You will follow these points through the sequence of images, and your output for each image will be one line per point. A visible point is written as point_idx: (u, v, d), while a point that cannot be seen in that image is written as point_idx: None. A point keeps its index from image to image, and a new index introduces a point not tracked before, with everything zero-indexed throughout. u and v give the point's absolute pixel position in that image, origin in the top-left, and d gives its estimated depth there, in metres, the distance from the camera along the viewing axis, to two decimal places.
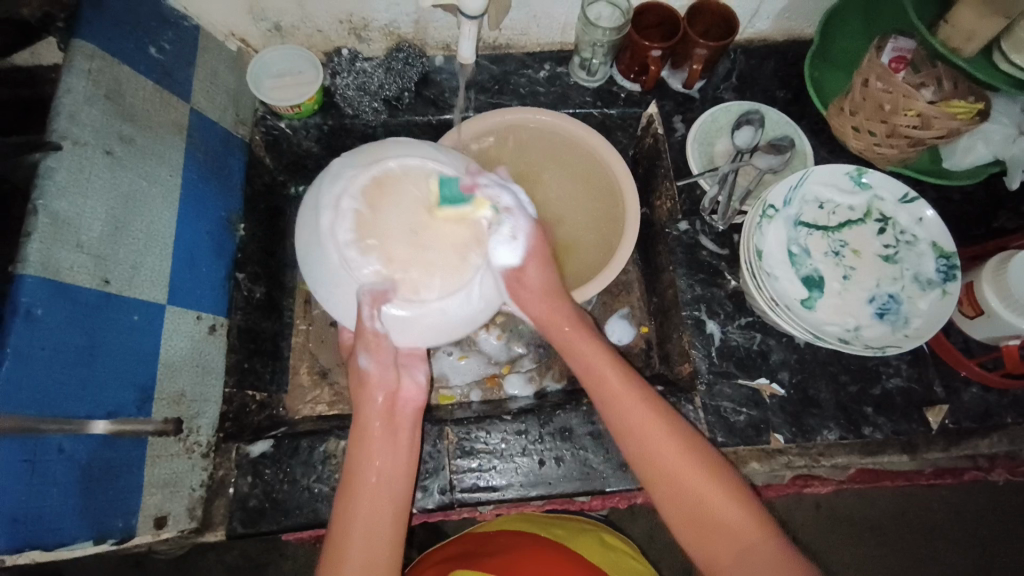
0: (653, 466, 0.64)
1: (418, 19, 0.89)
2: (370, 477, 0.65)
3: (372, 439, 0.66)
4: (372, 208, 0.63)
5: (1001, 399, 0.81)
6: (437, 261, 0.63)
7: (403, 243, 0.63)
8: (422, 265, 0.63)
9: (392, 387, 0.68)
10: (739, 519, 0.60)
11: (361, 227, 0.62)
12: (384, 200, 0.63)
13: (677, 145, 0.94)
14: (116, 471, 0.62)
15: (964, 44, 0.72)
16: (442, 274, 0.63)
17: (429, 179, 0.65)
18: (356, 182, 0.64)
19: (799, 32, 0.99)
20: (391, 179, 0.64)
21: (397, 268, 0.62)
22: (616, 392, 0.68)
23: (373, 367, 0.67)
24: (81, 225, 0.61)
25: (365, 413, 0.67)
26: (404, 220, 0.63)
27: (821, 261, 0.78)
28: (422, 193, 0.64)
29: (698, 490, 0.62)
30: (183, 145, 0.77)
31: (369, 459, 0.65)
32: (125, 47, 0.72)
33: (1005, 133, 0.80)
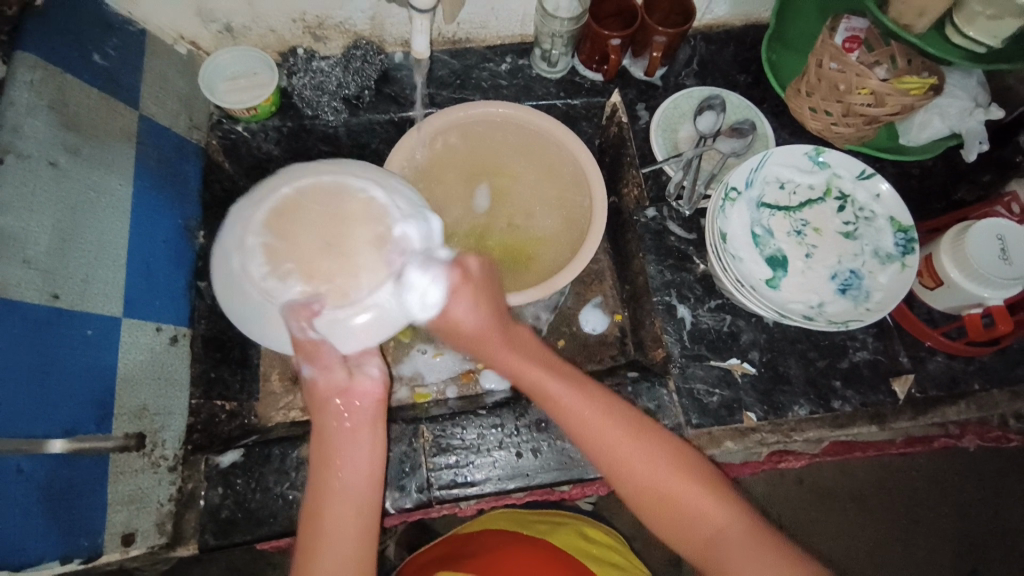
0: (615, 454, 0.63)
1: (374, 15, 0.88)
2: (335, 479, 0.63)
3: (334, 439, 0.64)
4: (280, 235, 0.58)
5: (966, 367, 0.83)
6: (360, 261, 0.58)
7: (322, 258, 0.58)
8: (347, 268, 0.58)
9: (344, 387, 0.64)
10: (704, 503, 0.60)
11: (274, 257, 0.58)
12: (286, 223, 0.58)
13: (641, 133, 0.94)
14: (80, 490, 0.60)
15: (915, 20, 0.73)
16: (369, 268, 0.59)
17: (327, 185, 0.61)
18: (253, 215, 0.59)
19: (755, 16, 0.99)
20: (286, 201, 0.59)
21: (322, 281, 0.57)
22: (563, 400, 0.66)
23: (316, 373, 0.64)
24: (27, 240, 0.59)
25: (324, 416, 0.65)
26: (316, 235, 0.59)
27: (784, 240, 0.79)
28: (324, 202, 0.60)
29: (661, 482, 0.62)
30: (134, 153, 0.75)
31: (329, 458, 0.63)
32: (67, 54, 0.70)
33: (961, 106, 0.82)
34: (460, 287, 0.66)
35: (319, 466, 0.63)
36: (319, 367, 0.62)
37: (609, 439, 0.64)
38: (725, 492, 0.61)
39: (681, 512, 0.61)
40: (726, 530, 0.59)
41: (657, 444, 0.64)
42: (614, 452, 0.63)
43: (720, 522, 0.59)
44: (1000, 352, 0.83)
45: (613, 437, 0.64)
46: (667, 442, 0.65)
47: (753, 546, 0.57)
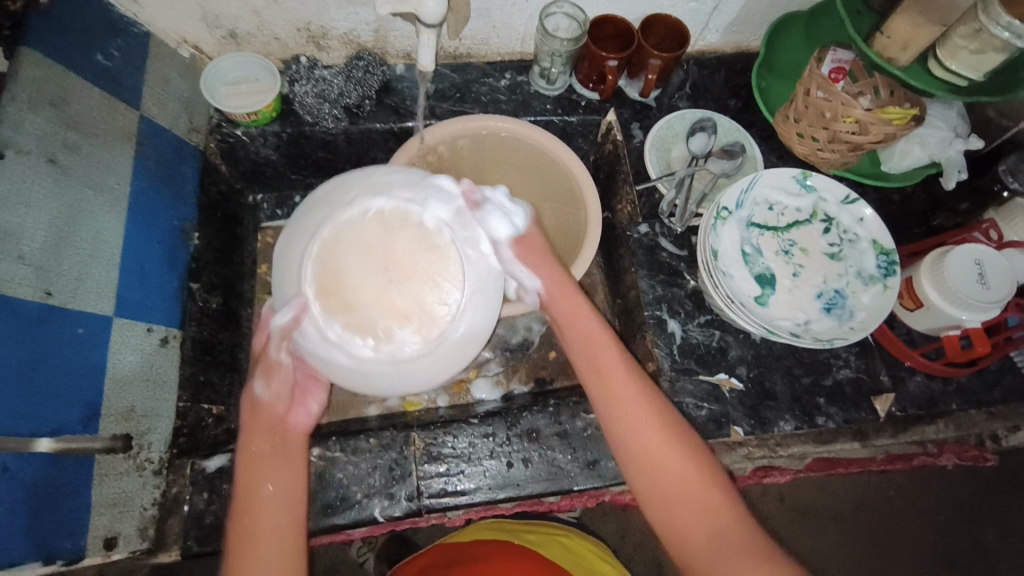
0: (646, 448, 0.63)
1: (377, 28, 0.89)
2: (265, 489, 0.62)
3: (261, 463, 0.63)
4: (347, 310, 0.59)
5: (945, 388, 0.85)
6: (424, 266, 0.60)
7: (391, 297, 0.59)
8: (421, 280, 0.60)
9: (281, 415, 0.67)
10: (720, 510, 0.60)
11: (361, 327, 0.59)
12: (343, 297, 0.59)
13: (635, 151, 0.96)
14: (63, 490, 0.59)
15: (899, 53, 0.77)
16: (436, 265, 0.60)
17: (339, 234, 0.60)
18: (309, 315, 0.60)
19: (746, 44, 1.03)
20: (321, 277, 0.59)
21: (416, 310, 0.60)
22: (623, 381, 0.67)
23: (268, 392, 0.66)
24: (23, 236, 0.59)
25: (250, 439, 0.64)
26: (373, 284, 0.59)
27: (772, 259, 0.81)
28: (349, 249, 0.60)
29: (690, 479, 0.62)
30: (132, 152, 0.75)
31: (253, 481, 0.63)
32: (71, 52, 0.70)
33: (941, 135, 0.87)
34: (529, 249, 0.69)
35: (247, 482, 0.63)
36: (274, 386, 0.66)
37: (666, 457, 0.63)
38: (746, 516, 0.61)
39: (704, 514, 0.60)
40: (735, 545, 0.58)
41: (706, 465, 0.63)
42: (659, 468, 0.62)
43: (733, 538, 0.58)
44: (977, 373, 0.86)
45: (663, 456, 0.63)
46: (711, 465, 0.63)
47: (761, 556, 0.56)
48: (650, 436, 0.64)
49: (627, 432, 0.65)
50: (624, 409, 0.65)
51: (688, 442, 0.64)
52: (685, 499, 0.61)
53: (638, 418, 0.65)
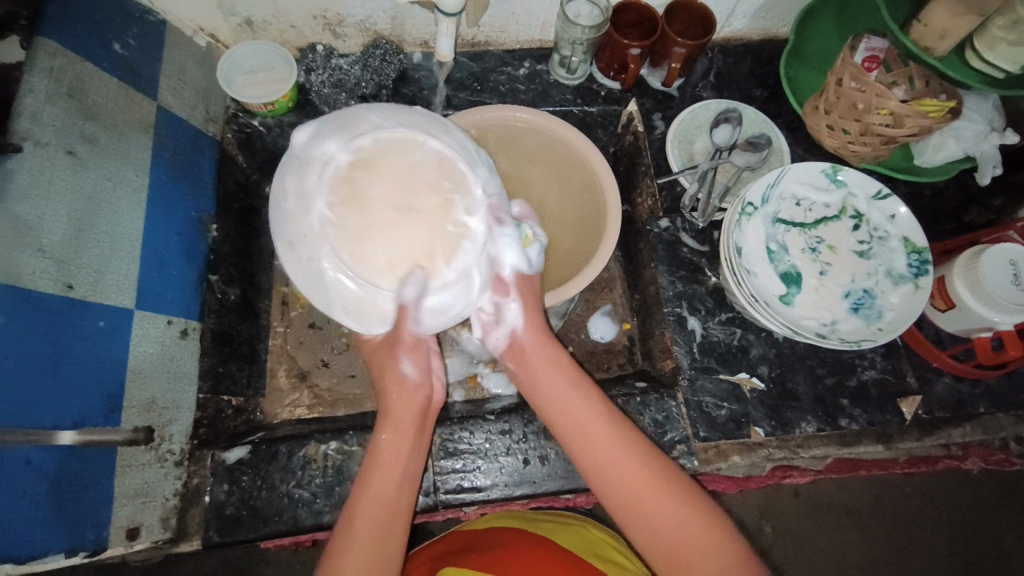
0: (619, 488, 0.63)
1: (395, 15, 0.87)
2: (391, 476, 0.63)
3: (407, 434, 0.65)
4: (429, 256, 0.56)
5: (974, 390, 0.83)
6: (395, 168, 0.56)
7: (415, 210, 0.55)
8: (415, 174, 0.56)
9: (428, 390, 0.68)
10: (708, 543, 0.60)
11: (446, 243, 0.56)
12: (419, 257, 0.56)
13: (657, 143, 0.94)
14: (87, 483, 0.60)
15: (937, 42, 0.73)
16: (400, 156, 0.56)
17: (339, 244, 0.55)
18: (426, 291, 0.57)
19: (774, 31, 1.00)
20: (383, 272, 0.55)
21: (440, 191, 0.56)
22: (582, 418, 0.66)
23: (413, 370, 0.66)
24: (42, 229, 0.59)
25: (402, 407, 0.66)
26: (404, 227, 0.55)
27: (798, 257, 0.79)
28: (362, 239, 0.55)
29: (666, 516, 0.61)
30: (150, 144, 0.74)
31: (402, 452, 0.65)
32: (89, 43, 0.69)
33: (977, 129, 0.82)
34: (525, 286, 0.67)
35: (392, 456, 0.64)
36: (421, 363, 0.66)
37: (632, 481, 0.63)
38: (717, 522, 0.62)
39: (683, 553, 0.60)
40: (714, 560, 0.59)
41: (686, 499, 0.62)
42: (640, 508, 0.62)
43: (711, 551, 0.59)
44: (1007, 376, 0.84)
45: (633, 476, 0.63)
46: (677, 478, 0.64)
47: None
48: (625, 470, 0.63)
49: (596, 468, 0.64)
50: (598, 456, 0.64)
51: (650, 457, 0.64)
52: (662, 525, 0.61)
53: (620, 465, 0.63)
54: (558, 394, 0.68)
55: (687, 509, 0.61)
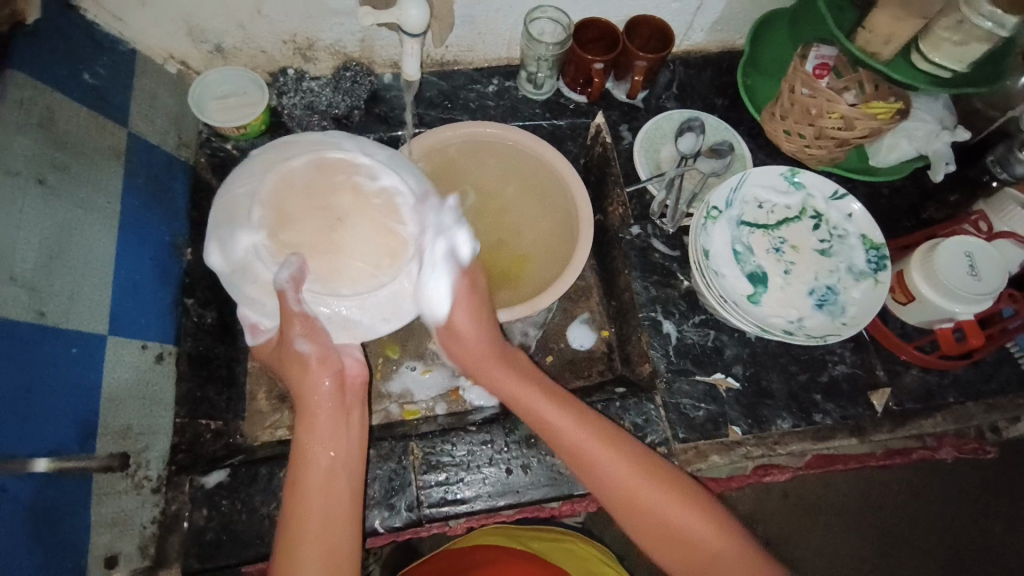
0: (619, 492, 0.67)
1: (364, 38, 0.90)
2: (322, 456, 0.66)
3: (320, 416, 0.68)
4: (389, 222, 0.63)
5: (941, 380, 0.85)
6: (295, 206, 0.61)
7: (339, 208, 0.61)
8: (313, 192, 0.62)
9: (337, 368, 0.69)
10: (707, 532, 0.65)
11: (386, 205, 0.63)
12: (381, 232, 0.62)
13: (625, 153, 0.96)
14: (61, 513, 0.59)
15: (882, 47, 0.77)
16: (292, 191, 0.62)
17: (325, 277, 0.61)
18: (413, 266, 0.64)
19: (732, 42, 1.04)
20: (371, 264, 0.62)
21: (343, 185, 0.62)
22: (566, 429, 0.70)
23: (312, 351, 0.66)
24: (14, 257, 0.59)
25: (312, 393, 0.68)
26: (357, 233, 0.61)
27: (764, 258, 0.82)
28: (342, 254, 0.61)
29: (669, 515, 0.66)
30: (122, 171, 0.75)
31: (320, 437, 0.67)
32: (57, 73, 0.70)
33: (929, 128, 0.86)
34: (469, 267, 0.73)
35: (309, 442, 0.66)
36: (317, 343, 0.66)
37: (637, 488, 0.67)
38: (716, 515, 0.67)
39: (681, 540, 0.65)
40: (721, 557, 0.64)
41: (685, 495, 0.67)
42: (639, 506, 0.66)
43: (719, 549, 0.65)
44: (972, 365, 0.87)
45: (634, 482, 0.67)
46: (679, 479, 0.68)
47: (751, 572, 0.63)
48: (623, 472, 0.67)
49: (597, 475, 0.68)
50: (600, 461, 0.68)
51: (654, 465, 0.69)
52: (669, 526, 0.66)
53: (618, 470, 0.67)
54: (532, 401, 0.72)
55: (690, 511, 0.66)
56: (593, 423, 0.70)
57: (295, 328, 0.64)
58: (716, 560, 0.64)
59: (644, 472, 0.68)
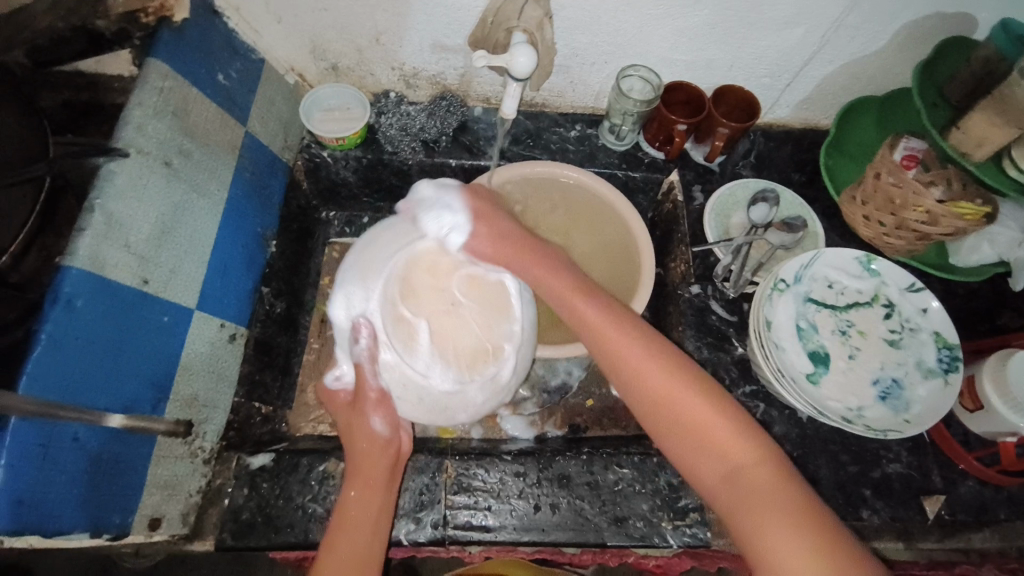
0: (638, 378, 0.60)
1: (464, 74, 0.96)
2: (366, 515, 0.65)
3: (372, 478, 0.68)
4: (474, 308, 0.69)
5: (996, 494, 0.80)
6: (417, 289, 0.69)
7: (439, 298, 0.69)
8: (433, 275, 0.69)
9: (394, 449, 0.70)
10: (726, 436, 0.56)
11: (479, 299, 0.70)
12: (467, 334, 0.69)
13: (694, 214, 0.98)
14: (122, 467, 0.63)
15: (973, 149, 0.77)
16: (410, 275, 0.69)
17: (411, 351, 0.68)
18: (495, 372, 0.69)
19: (816, 122, 1.05)
20: (449, 362, 0.68)
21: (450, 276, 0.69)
22: (579, 312, 0.65)
23: (384, 428, 0.69)
24: (132, 227, 0.65)
25: (365, 461, 0.68)
26: (459, 329, 0.68)
27: (827, 338, 0.80)
28: (442, 335, 0.68)
29: (693, 411, 0.58)
30: (233, 163, 0.82)
31: (364, 496, 0.67)
32: (198, 71, 0.77)
33: (1011, 237, 0.84)
34: (465, 355, 0.69)
35: (354, 492, 0.67)
36: (388, 416, 0.70)
37: (653, 387, 0.59)
38: (753, 432, 0.57)
39: (706, 442, 0.57)
40: (745, 477, 0.54)
41: (711, 395, 0.59)
42: (661, 398, 0.59)
43: (739, 460, 0.55)
44: None
45: (648, 372, 0.60)
46: (715, 389, 0.59)
47: (776, 490, 0.53)
48: (644, 362, 0.61)
49: (620, 366, 0.62)
50: (614, 341, 0.62)
51: (676, 359, 0.61)
52: (695, 438, 0.57)
53: (638, 359, 0.61)
54: (559, 293, 0.67)
55: (712, 408, 0.58)
56: (615, 313, 0.65)
57: (369, 404, 0.69)
58: (739, 473, 0.55)
59: (666, 368, 0.60)
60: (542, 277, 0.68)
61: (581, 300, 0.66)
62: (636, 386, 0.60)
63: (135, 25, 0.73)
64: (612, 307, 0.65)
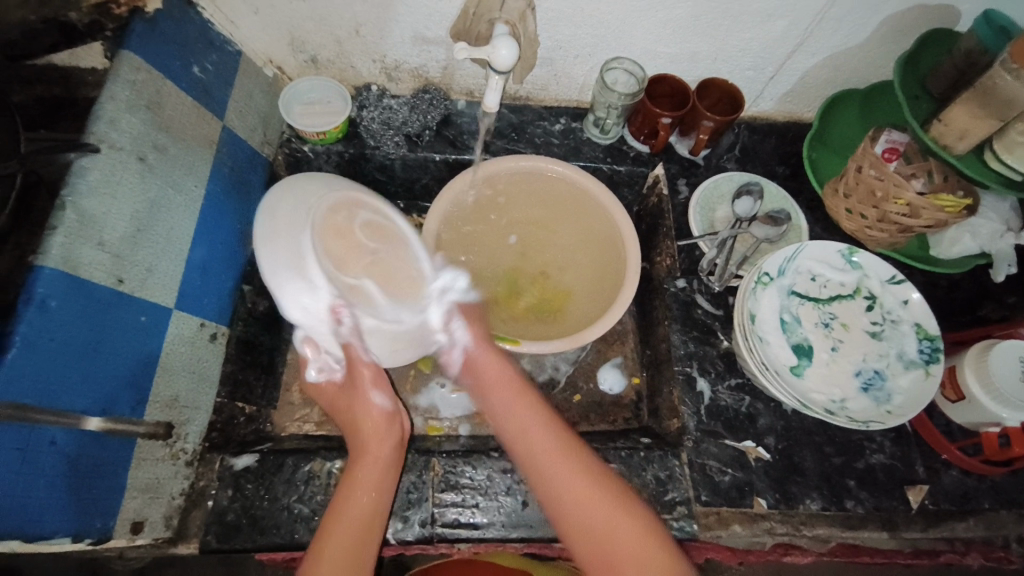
0: (584, 508, 0.64)
1: (446, 66, 0.95)
2: (368, 495, 0.67)
3: (379, 453, 0.71)
4: (394, 244, 0.70)
5: (980, 484, 0.82)
6: (339, 252, 0.65)
7: (362, 253, 0.67)
8: (343, 235, 0.66)
9: (399, 424, 0.75)
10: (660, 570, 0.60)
11: (393, 236, 0.70)
12: (405, 266, 0.70)
13: (680, 207, 0.98)
14: (103, 470, 0.62)
15: (955, 142, 0.77)
16: (322, 245, 0.64)
17: (371, 303, 0.66)
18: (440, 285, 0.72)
19: (799, 115, 1.05)
20: (406, 295, 0.69)
21: (355, 231, 0.67)
22: (541, 462, 0.68)
23: (387, 403, 0.74)
24: (105, 225, 0.63)
25: (368, 435, 0.72)
26: (392, 266, 0.69)
27: (811, 331, 0.81)
28: (388, 274, 0.68)
29: (627, 547, 0.62)
30: (211, 158, 0.80)
31: (369, 471, 0.69)
32: (172, 63, 0.75)
33: (992, 228, 0.85)
34: (415, 284, 0.70)
35: (357, 462, 0.70)
36: (390, 393, 0.75)
37: (573, 493, 0.66)
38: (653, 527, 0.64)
39: (635, 571, 0.60)
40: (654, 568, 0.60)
41: (656, 540, 0.62)
42: (601, 529, 0.63)
43: None
44: (1013, 472, 0.83)
45: (595, 506, 0.64)
46: (661, 537, 0.63)
47: None
48: (595, 501, 0.65)
49: (566, 522, 0.65)
50: (563, 474, 0.67)
51: (632, 505, 0.65)
52: (605, 540, 0.62)
53: (588, 500, 0.65)
54: (533, 444, 0.70)
55: (651, 544, 0.62)
56: (585, 466, 0.68)
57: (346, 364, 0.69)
58: None
59: (617, 506, 0.64)
60: (524, 412, 0.73)
61: (549, 448, 0.69)
62: (578, 515, 0.64)
63: (107, 16, 0.71)
64: (580, 454, 0.69)
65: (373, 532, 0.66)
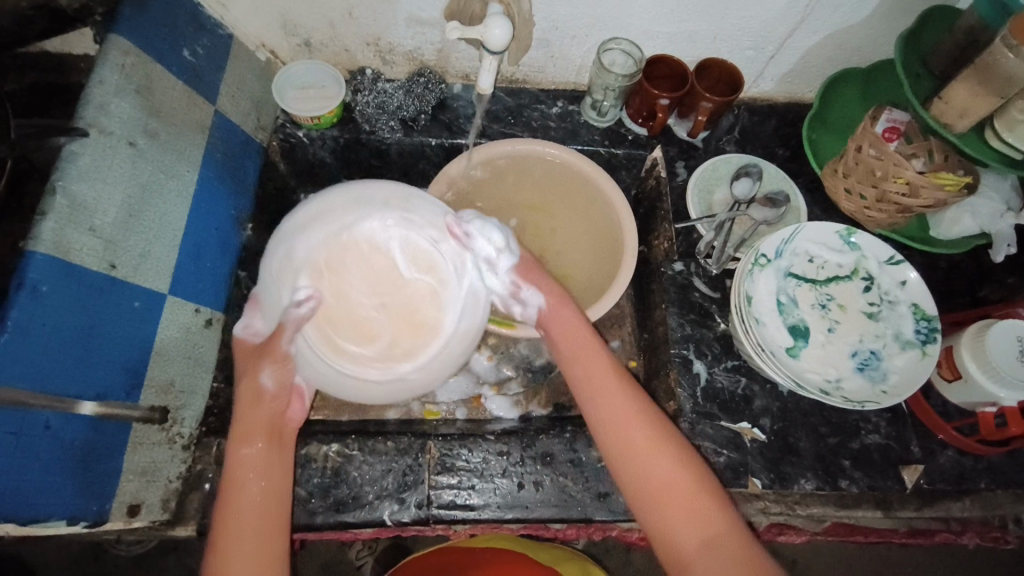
0: (640, 458, 0.64)
1: (441, 49, 0.94)
2: (257, 484, 0.63)
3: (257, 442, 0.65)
4: (378, 247, 0.64)
5: (975, 465, 0.82)
6: (346, 300, 0.64)
7: (352, 287, 0.64)
8: (332, 273, 0.64)
9: (280, 408, 0.67)
10: (708, 511, 0.61)
11: (372, 236, 0.64)
12: (406, 260, 0.65)
13: (677, 190, 0.97)
14: (99, 454, 0.62)
15: (956, 120, 0.76)
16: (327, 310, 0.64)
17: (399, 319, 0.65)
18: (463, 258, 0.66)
19: (799, 95, 1.04)
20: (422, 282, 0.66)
21: (340, 275, 0.64)
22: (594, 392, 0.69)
23: (271, 384, 0.66)
24: (96, 211, 0.63)
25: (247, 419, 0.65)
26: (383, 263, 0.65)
27: (807, 313, 0.81)
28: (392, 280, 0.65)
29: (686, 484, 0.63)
30: (203, 143, 0.80)
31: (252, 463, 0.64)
32: (161, 47, 0.75)
33: (993, 207, 0.84)
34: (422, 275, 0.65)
35: (236, 452, 0.64)
36: (279, 374, 0.65)
37: (654, 461, 0.64)
38: (726, 502, 0.63)
39: (684, 511, 0.61)
40: (724, 539, 0.59)
41: (701, 481, 0.63)
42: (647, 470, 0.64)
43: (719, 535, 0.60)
44: (1009, 453, 0.83)
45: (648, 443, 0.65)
46: (708, 475, 0.64)
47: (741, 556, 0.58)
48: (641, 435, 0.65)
49: (617, 442, 0.66)
50: (608, 407, 0.68)
51: (684, 450, 0.65)
52: (662, 485, 0.63)
53: (642, 441, 0.65)
54: (584, 366, 0.71)
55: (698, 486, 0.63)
56: (635, 397, 0.68)
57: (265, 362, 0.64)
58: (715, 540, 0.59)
59: (671, 443, 0.65)
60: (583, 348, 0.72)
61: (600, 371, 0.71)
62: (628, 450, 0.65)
63: None
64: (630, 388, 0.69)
65: (274, 533, 0.62)
